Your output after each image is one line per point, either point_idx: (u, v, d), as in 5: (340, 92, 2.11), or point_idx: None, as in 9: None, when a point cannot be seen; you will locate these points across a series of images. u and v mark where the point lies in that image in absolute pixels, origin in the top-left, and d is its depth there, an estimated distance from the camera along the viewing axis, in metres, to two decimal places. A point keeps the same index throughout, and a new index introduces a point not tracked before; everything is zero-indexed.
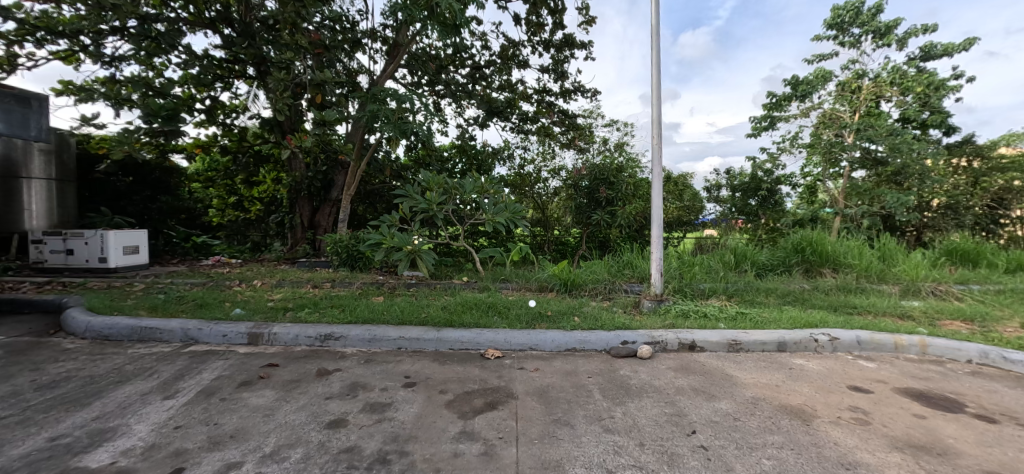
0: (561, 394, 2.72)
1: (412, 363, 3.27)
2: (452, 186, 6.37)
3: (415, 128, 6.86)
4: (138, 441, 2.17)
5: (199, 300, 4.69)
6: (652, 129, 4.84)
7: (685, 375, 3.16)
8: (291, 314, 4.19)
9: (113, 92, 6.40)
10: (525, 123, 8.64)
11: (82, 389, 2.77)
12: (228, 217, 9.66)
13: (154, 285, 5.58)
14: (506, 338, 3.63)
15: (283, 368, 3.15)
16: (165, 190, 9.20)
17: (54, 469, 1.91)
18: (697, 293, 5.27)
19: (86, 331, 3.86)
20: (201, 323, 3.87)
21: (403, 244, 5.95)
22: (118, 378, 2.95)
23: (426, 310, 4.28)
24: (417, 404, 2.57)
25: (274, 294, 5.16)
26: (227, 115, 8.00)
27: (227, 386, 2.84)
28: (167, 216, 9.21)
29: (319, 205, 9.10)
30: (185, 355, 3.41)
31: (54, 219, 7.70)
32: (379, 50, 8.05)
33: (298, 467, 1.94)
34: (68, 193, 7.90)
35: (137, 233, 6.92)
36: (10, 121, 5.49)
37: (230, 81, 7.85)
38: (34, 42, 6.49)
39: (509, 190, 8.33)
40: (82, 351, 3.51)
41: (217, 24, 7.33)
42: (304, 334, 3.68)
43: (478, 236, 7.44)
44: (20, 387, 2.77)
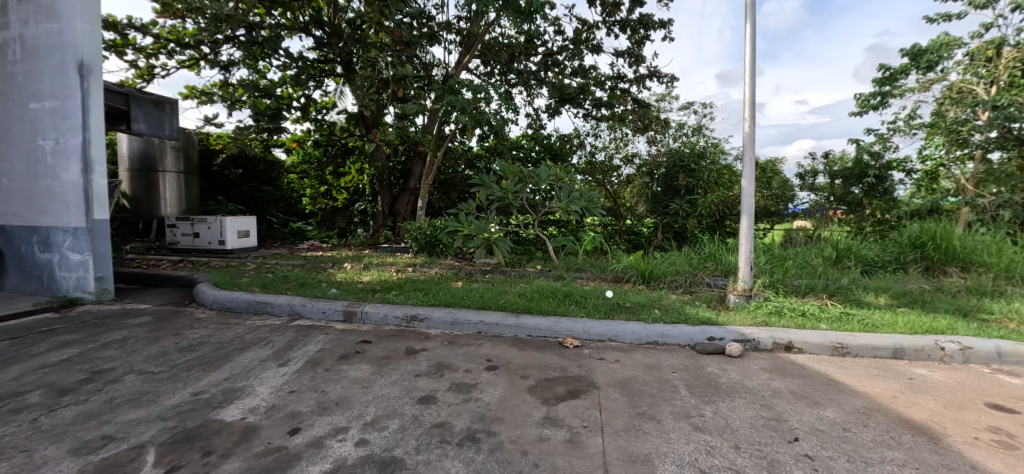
0: (644, 388, 2.65)
1: (492, 347, 3.37)
2: (527, 175, 6.40)
3: (488, 118, 7.04)
4: (261, 400, 2.47)
5: (301, 279, 5.20)
6: (744, 111, 4.46)
7: (782, 377, 2.92)
8: (380, 296, 4.51)
9: (229, 94, 7.29)
10: (597, 109, 8.44)
11: (213, 353, 3.21)
12: (319, 205, 10.57)
13: (262, 266, 6.29)
14: (585, 328, 3.61)
15: (376, 345, 3.40)
16: (267, 181, 10.31)
17: (198, 419, 2.24)
18: (792, 289, 4.83)
19: (213, 303, 4.47)
20: (304, 299, 4.29)
21: (479, 232, 6.08)
22: (241, 345, 3.38)
23: (503, 296, 4.38)
24: (501, 387, 2.64)
25: (362, 276, 5.57)
26: (319, 112, 8.71)
27: (329, 358, 3.13)
28: (269, 204, 10.28)
29: (398, 194, 9.69)
30: (291, 328, 3.81)
31: (183, 207, 8.85)
32: (454, 42, 8.29)
33: (396, 437, 2.09)
34: (193, 185, 9.04)
35: (248, 219, 7.81)
36: (150, 122, 6.41)
37: (321, 80, 8.54)
38: (166, 54, 7.54)
39: (581, 179, 8.21)
40: (211, 320, 4.06)
41: (310, 27, 7.96)
42: (392, 314, 3.94)
43: (549, 225, 7.43)
44: (167, 349, 3.28)
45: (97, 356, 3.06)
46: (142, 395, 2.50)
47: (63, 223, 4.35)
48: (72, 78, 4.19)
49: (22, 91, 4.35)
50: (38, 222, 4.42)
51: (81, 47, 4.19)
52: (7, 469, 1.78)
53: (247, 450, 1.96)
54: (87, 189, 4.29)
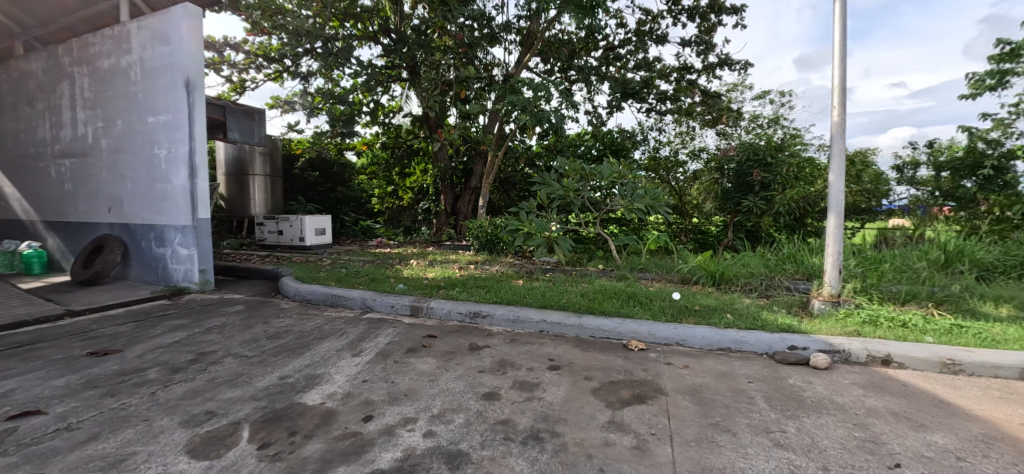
0: (717, 397, 2.50)
1: (554, 347, 3.36)
2: (589, 172, 6.30)
3: (549, 116, 7.02)
4: (338, 387, 2.65)
5: (371, 275, 5.52)
6: (832, 99, 4.05)
7: (878, 394, 2.61)
8: (444, 292, 4.66)
9: (308, 103, 7.89)
10: (661, 103, 8.11)
11: (297, 341, 3.49)
12: (387, 204, 11.16)
13: (337, 261, 6.76)
14: (651, 331, 3.48)
15: (441, 340, 3.52)
16: (341, 182, 11.07)
17: (285, 401, 2.45)
18: (889, 296, 4.31)
19: (296, 295, 4.87)
20: (375, 294, 4.55)
21: (540, 230, 6.09)
22: (320, 335, 3.65)
23: (565, 296, 4.34)
24: (563, 388, 2.62)
25: (427, 272, 5.80)
26: (387, 116, 9.17)
27: (398, 350, 3.29)
28: (342, 204, 11.03)
29: (460, 193, 10.00)
30: (364, 320, 4.06)
31: (270, 207, 9.74)
32: (514, 41, 8.35)
33: (462, 431, 2.14)
34: (277, 187, 9.90)
35: (324, 218, 8.43)
36: (243, 131, 7.14)
37: (389, 86, 8.99)
38: (256, 68, 8.32)
39: (644, 176, 7.95)
40: (294, 311, 4.42)
41: (378, 35, 8.39)
42: (456, 310, 4.06)
43: (611, 224, 7.28)
44: (258, 335, 3.62)
45: (202, 340, 3.46)
46: (238, 376, 2.78)
47: (174, 222, 4.95)
48: (181, 95, 4.76)
49: (143, 107, 5.00)
50: (155, 221, 5.08)
51: (188, 67, 4.73)
52: (134, 435, 2.06)
53: (327, 433, 2.12)
54: (193, 192, 4.85)
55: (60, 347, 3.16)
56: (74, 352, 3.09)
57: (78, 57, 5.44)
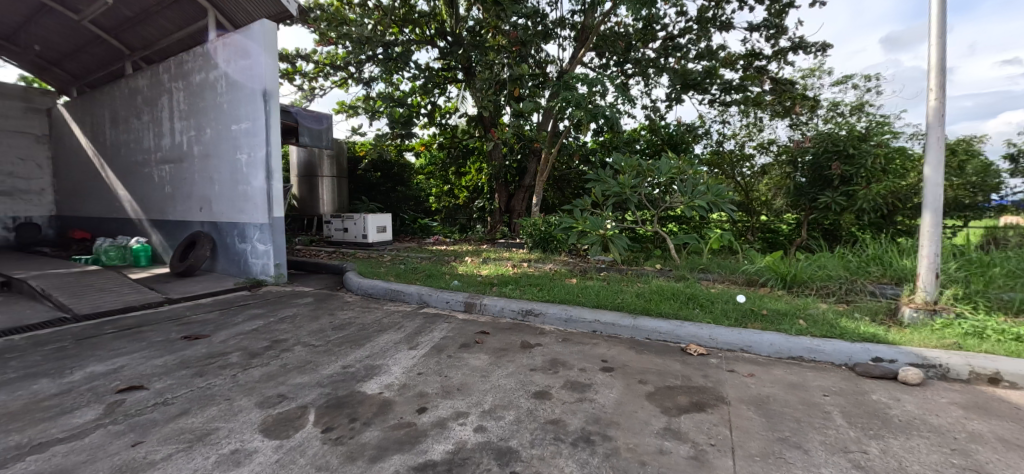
0: (786, 410, 2.30)
1: (607, 348, 3.28)
2: (646, 168, 6.05)
3: (604, 111, 6.86)
4: (395, 378, 2.76)
5: (428, 271, 5.70)
6: (927, 80, 3.59)
7: (986, 418, 2.27)
8: (497, 289, 4.72)
9: (370, 107, 8.31)
10: (726, 93, 7.64)
11: (359, 333, 3.69)
12: (443, 203, 11.50)
13: (397, 258, 7.06)
14: (712, 336, 3.29)
15: (493, 336, 3.56)
16: (400, 182, 11.57)
17: (347, 389, 2.60)
18: (1001, 305, 3.74)
19: (358, 289, 5.15)
20: (431, 290, 4.70)
21: (595, 228, 5.96)
22: (380, 328, 3.83)
23: (619, 295, 4.22)
24: (617, 390, 2.55)
25: (481, 269, 5.89)
26: (443, 117, 9.44)
27: (452, 345, 3.37)
28: (402, 203, 11.52)
29: (514, 192, 10.09)
30: (420, 315, 4.21)
31: (336, 206, 10.37)
32: (568, 37, 8.24)
33: (512, 428, 2.15)
34: (343, 187, 10.54)
35: (385, 216, 8.84)
36: (313, 136, 7.67)
37: (445, 87, 9.24)
38: (324, 77, 8.89)
39: (706, 171, 7.54)
40: (356, 304, 4.68)
41: (435, 39, 8.65)
42: (508, 307, 4.09)
43: (670, 221, 7.00)
44: (324, 326, 3.87)
45: (277, 328, 3.76)
46: (306, 363, 2.99)
47: (254, 220, 5.42)
48: (259, 104, 5.19)
49: (227, 116, 5.51)
50: (238, 219, 5.59)
51: (264, 78, 5.16)
52: (217, 412, 2.27)
53: (384, 421, 2.21)
54: (269, 193, 5.29)
55: (160, 331, 3.57)
56: (172, 335, 3.48)
57: (175, 74, 6.11)
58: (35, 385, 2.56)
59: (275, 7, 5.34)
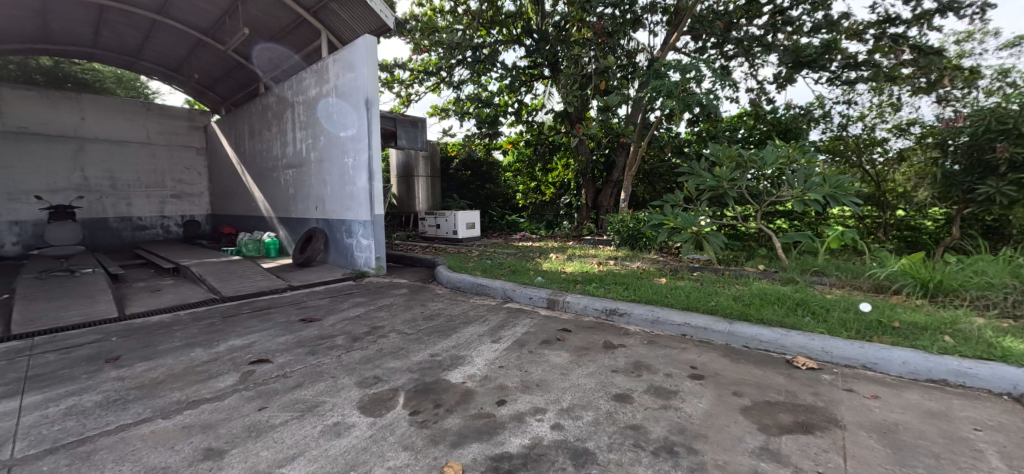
0: (922, 443, 1.93)
1: (698, 354, 3.05)
2: (748, 158, 5.47)
3: (699, 99, 6.38)
4: (478, 369, 2.87)
5: (513, 267, 5.82)
6: None
7: None
8: (581, 286, 4.65)
9: (460, 109, 8.71)
10: (850, 70, 6.63)
11: (447, 323, 3.90)
12: (530, 199, 11.65)
13: (484, 253, 7.32)
14: (826, 348, 2.89)
15: (575, 334, 3.52)
16: (489, 180, 11.96)
17: (434, 375, 2.77)
18: None
19: (448, 282, 5.44)
20: (515, 285, 4.79)
21: (687, 225, 5.54)
22: (466, 320, 4.01)
23: (714, 298, 3.90)
24: (706, 401, 2.36)
25: (565, 266, 5.86)
26: (530, 114, 9.57)
27: (533, 341, 3.40)
28: (490, 200, 11.91)
29: (602, 187, 9.91)
30: (504, 309, 4.31)
31: (429, 204, 11.01)
32: (659, 22, 7.78)
33: (590, 429, 2.11)
34: (436, 186, 11.17)
35: (473, 213, 9.21)
36: (410, 139, 8.25)
37: (531, 85, 9.33)
38: (418, 83, 9.50)
39: (823, 159, 6.63)
40: (446, 296, 4.95)
41: (521, 37, 8.76)
42: (592, 305, 4.02)
43: (776, 217, 6.33)
44: (417, 316, 4.16)
45: (376, 316, 4.12)
46: (400, 349, 3.23)
47: (359, 218, 6.01)
48: (363, 112, 5.73)
49: (337, 125, 6.17)
50: (346, 216, 6.25)
51: (367, 88, 5.68)
52: (325, 387, 2.57)
53: (465, 410, 2.31)
54: (371, 192, 5.82)
55: (284, 313, 4.14)
56: (292, 317, 4.01)
57: (297, 90, 6.99)
58: (193, 353, 3.13)
59: (375, 22, 5.85)
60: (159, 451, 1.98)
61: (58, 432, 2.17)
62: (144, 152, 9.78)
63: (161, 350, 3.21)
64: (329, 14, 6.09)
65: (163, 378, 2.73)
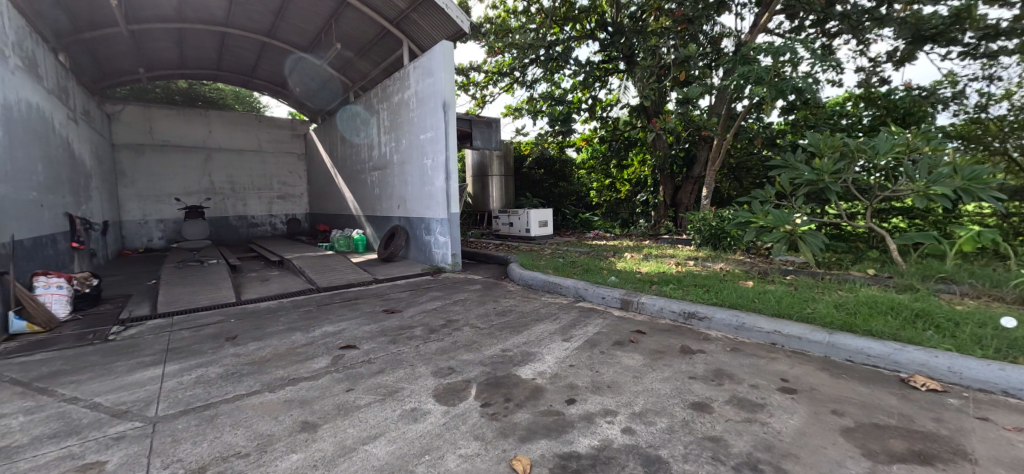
0: None
1: (789, 365, 2.77)
2: (855, 148, 4.85)
3: (795, 84, 5.78)
4: (548, 366, 2.87)
5: (585, 266, 5.74)
6: None
7: None
8: (657, 287, 4.45)
9: (533, 107, 8.78)
10: (992, 40, 5.59)
11: (518, 320, 3.95)
12: (604, 197, 11.71)
13: (556, 251, 7.31)
14: (953, 368, 2.47)
15: (649, 337, 3.38)
16: (562, 178, 11.91)
17: (505, 370, 2.82)
18: None
19: (520, 279, 5.52)
20: (587, 284, 4.72)
21: (779, 223, 5.04)
22: (537, 317, 4.03)
23: (811, 304, 3.51)
24: (799, 417, 2.14)
25: (640, 266, 5.65)
26: (604, 110, 9.38)
27: (605, 341, 3.33)
28: (563, 198, 11.85)
29: (681, 184, 9.53)
30: (575, 308, 4.27)
31: (503, 202, 11.11)
32: (747, 3, 7.16)
33: (663, 436, 2.02)
34: (510, 185, 11.25)
35: (546, 211, 9.23)
36: (484, 139, 8.47)
37: (606, 79, 9.13)
38: (492, 84, 9.71)
39: (954, 147, 5.67)
40: (518, 293, 5.02)
41: (595, 32, 8.60)
42: (668, 307, 3.83)
43: (890, 214, 5.59)
44: (490, 311, 4.27)
45: (451, 310, 4.30)
46: (473, 343, 3.35)
47: (436, 216, 6.32)
48: (440, 115, 6.00)
49: (417, 128, 6.54)
50: (425, 214, 6.60)
51: (444, 92, 5.94)
52: (404, 374, 2.74)
53: (534, 406, 2.33)
54: (448, 192, 6.08)
55: (369, 304, 4.49)
56: (377, 308, 4.33)
57: (382, 97, 7.51)
58: (294, 336, 3.52)
59: (451, 27, 6.09)
60: (266, 421, 2.25)
61: (191, 397, 2.57)
62: (257, 159, 11.14)
63: (269, 332, 3.64)
64: (410, 24, 6.45)
65: (269, 357, 3.11)
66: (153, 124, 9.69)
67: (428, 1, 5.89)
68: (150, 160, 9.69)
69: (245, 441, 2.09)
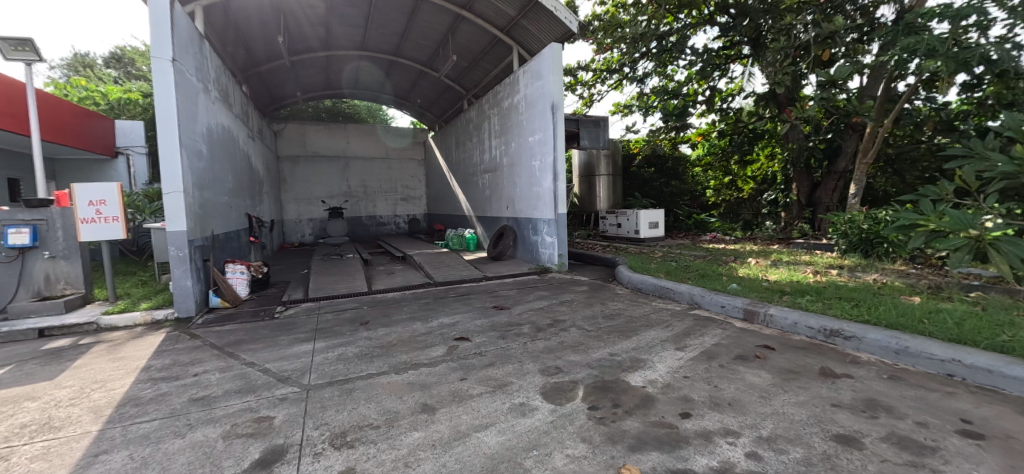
0: None
1: (976, 404, 2.22)
2: None
3: (985, 52, 4.69)
4: (659, 375, 2.71)
5: (701, 271, 5.31)
6: None
7: None
8: (789, 298, 3.93)
9: (644, 103, 8.43)
10: None
11: (627, 324, 3.80)
12: (723, 196, 10.93)
13: (668, 254, 6.90)
14: None
15: (780, 354, 2.99)
16: (674, 176, 11.20)
17: (613, 375, 2.74)
18: None
19: (628, 282, 5.32)
20: (704, 290, 4.37)
21: (960, 227, 3.98)
22: (647, 323, 3.84)
23: (1009, 331, 2.77)
24: (991, 470, 1.70)
25: (768, 273, 5.04)
26: (724, 101, 8.61)
27: (726, 354, 3.03)
28: (676, 198, 11.13)
29: (820, 180, 8.46)
30: (690, 316, 3.97)
31: (610, 202, 10.72)
32: None
33: (798, 468, 1.77)
34: (618, 184, 10.85)
35: (658, 212, 8.76)
36: (591, 138, 8.34)
37: (726, 67, 8.39)
38: (600, 81, 9.54)
39: None
40: (627, 296, 4.84)
41: (715, 16, 7.98)
42: (804, 322, 3.36)
43: None
44: (596, 313, 4.19)
45: (558, 310, 4.32)
46: (580, 344, 3.31)
47: (544, 216, 6.41)
48: (549, 116, 6.08)
49: (526, 131, 6.71)
50: (532, 215, 6.74)
51: (553, 93, 6.00)
52: (512, 370, 2.84)
53: (645, 415, 2.23)
54: (555, 192, 6.13)
55: (480, 300, 4.73)
56: (486, 304, 4.54)
57: (493, 103, 7.88)
58: (414, 325, 3.87)
59: (560, 29, 6.13)
60: (392, 399, 2.52)
61: (333, 371, 2.99)
62: (384, 165, 12.50)
63: (394, 320, 4.06)
64: (520, 30, 6.64)
65: (394, 342, 3.46)
66: (306, 138, 11.49)
67: (537, 6, 6.01)
68: (304, 169, 11.50)
69: (376, 414, 2.36)
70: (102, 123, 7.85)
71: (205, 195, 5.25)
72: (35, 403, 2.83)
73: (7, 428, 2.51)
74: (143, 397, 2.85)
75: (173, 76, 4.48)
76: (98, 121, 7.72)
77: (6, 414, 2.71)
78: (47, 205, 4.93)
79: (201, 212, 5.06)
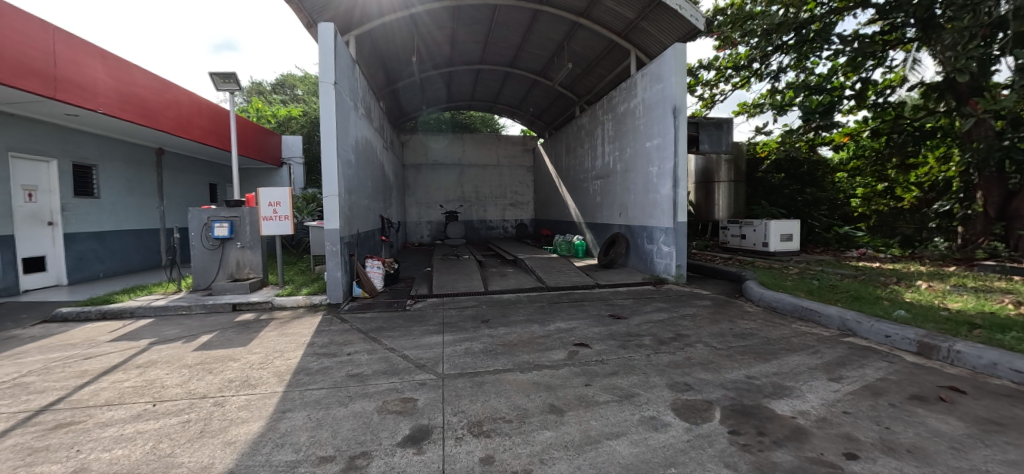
0: None
1: None
2: None
3: None
4: (811, 407, 2.42)
5: (853, 292, 4.62)
6: None
7: None
8: (983, 333, 3.22)
9: (778, 101, 7.62)
10: None
11: (762, 346, 3.46)
12: (875, 206, 9.45)
13: (807, 271, 6.11)
14: None
15: (975, 400, 2.47)
16: (811, 183, 9.90)
17: (753, 399, 2.52)
18: None
19: (759, 299, 4.84)
20: (860, 316, 3.79)
21: None
22: (789, 346, 3.45)
23: None
24: None
25: (947, 300, 4.19)
26: (880, 94, 7.40)
27: (896, 392, 2.59)
28: (812, 208, 9.80)
29: (1019, 187, 6.79)
30: (843, 343, 3.47)
31: (730, 211, 9.85)
32: None
33: None
34: (740, 192, 9.93)
35: (791, 222, 7.83)
36: (712, 142, 7.78)
37: (883, 54, 7.22)
38: (724, 80, 8.87)
39: None
40: (759, 315, 4.41)
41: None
42: (1008, 364, 2.72)
43: None
44: (725, 331, 3.89)
45: (680, 324, 4.10)
46: (710, 362, 3.11)
47: (661, 225, 6.14)
48: (670, 120, 5.82)
49: (644, 136, 6.51)
50: (648, 222, 6.51)
51: (674, 96, 5.74)
52: (637, 381, 2.77)
53: (799, 449, 2.01)
54: (674, 200, 5.85)
55: (595, 307, 4.70)
56: (603, 312, 4.51)
57: (607, 108, 7.80)
58: (533, 327, 4.00)
59: (684, 28, 5.85)
60: (520, 396, 2.64)
61: (463, 364, 3.23)
62: (494, 171, 13.09)
63: (512, 321, 4.24)
64: (639, 32, 6.49)
65: (516, 342, 3.61)
66: (427, 148, 12.57)
67: (659, 7, 5.81)
68: (424, 175, 12.60)
69: (507, 409, 2.49)
70: (273, 139, 9.49)
71: (353, 199, 6.05)
72: (237, 364, 3.53)
73: (221, 381, 3.17)
74: (312, 368, 3.38)
75: (334, 96, 5.25)
76: (270, 137, 9.33)
77: (218, 369, 3.43)
78: (240, 205, 6.13)
79: (349, 212, 5.84)
